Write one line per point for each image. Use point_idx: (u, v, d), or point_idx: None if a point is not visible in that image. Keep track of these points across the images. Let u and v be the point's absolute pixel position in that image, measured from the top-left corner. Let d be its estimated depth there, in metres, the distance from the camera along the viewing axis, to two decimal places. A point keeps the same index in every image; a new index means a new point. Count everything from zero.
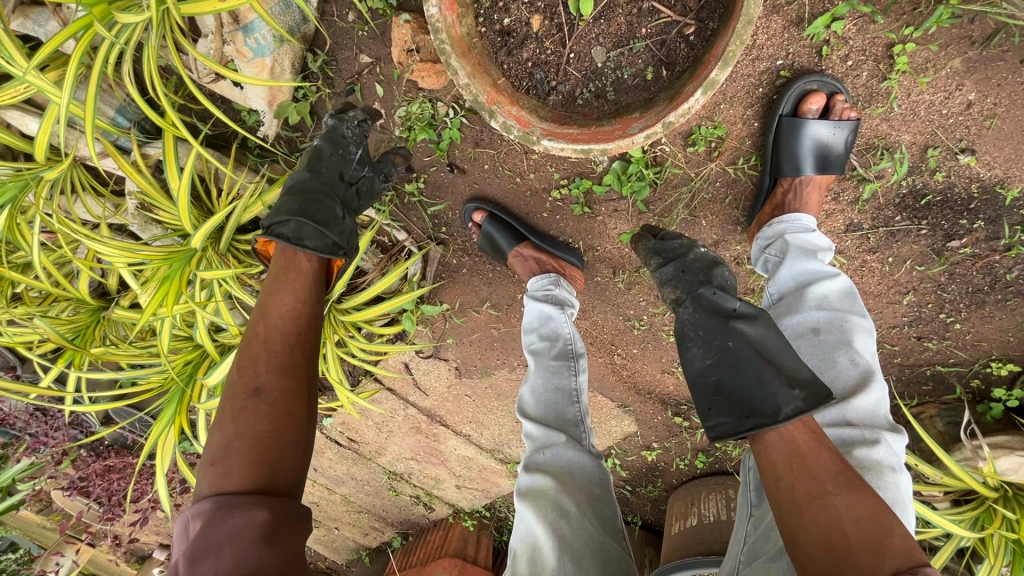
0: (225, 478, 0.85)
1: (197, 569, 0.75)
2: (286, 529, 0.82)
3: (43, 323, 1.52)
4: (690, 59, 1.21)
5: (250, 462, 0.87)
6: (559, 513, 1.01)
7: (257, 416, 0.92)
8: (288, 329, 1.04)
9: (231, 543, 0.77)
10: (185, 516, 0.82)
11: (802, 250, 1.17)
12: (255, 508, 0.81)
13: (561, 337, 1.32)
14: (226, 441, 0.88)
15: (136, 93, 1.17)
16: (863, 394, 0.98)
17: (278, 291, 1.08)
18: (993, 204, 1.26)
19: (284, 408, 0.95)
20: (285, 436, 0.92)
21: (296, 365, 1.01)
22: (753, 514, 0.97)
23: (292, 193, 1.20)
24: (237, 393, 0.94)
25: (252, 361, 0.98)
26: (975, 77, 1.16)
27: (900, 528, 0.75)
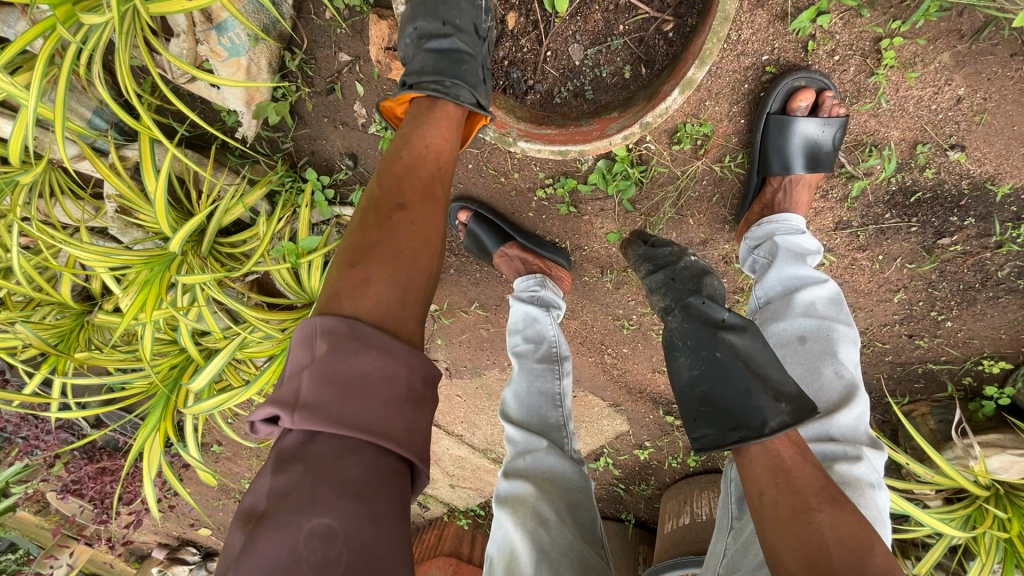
0: (366, 286, 0.77)
1: (319, 399, 0.66)
2: (423, 394, 0.74)
3: (24, 329, 1.48)
4: (669, 56, 1.19)
5: (391, 279, 0.79)
6: (537, 521, 0.99)
7: (402, 229, 0.84)
8: (433, 158, 0.96)
9: (360, 388, 0.68)
10: (313, 327, 0.71)
11: (790, 253, 1.14)
12: (388, 359, 0.71)
13: (546, 339, 1.30)
14: (368, 248, 0.81)
15: (109, 95, 1.13)
16: (847, 410, 0.96)
17: (425, 120, 1.00)
18: (984, 201, 1.24)
19: (426, 235, 0.86)
20: (423, 264, 0.84)
21: (437, 198, 0.92)
22: (734, 527, 0.95)
23: (432, 50, 1.08)
24: (383, 201, 0.87)
25: (399, 176, 0.91)
26: (964, 72, 1.14)
27: (882, 547, 0.73)
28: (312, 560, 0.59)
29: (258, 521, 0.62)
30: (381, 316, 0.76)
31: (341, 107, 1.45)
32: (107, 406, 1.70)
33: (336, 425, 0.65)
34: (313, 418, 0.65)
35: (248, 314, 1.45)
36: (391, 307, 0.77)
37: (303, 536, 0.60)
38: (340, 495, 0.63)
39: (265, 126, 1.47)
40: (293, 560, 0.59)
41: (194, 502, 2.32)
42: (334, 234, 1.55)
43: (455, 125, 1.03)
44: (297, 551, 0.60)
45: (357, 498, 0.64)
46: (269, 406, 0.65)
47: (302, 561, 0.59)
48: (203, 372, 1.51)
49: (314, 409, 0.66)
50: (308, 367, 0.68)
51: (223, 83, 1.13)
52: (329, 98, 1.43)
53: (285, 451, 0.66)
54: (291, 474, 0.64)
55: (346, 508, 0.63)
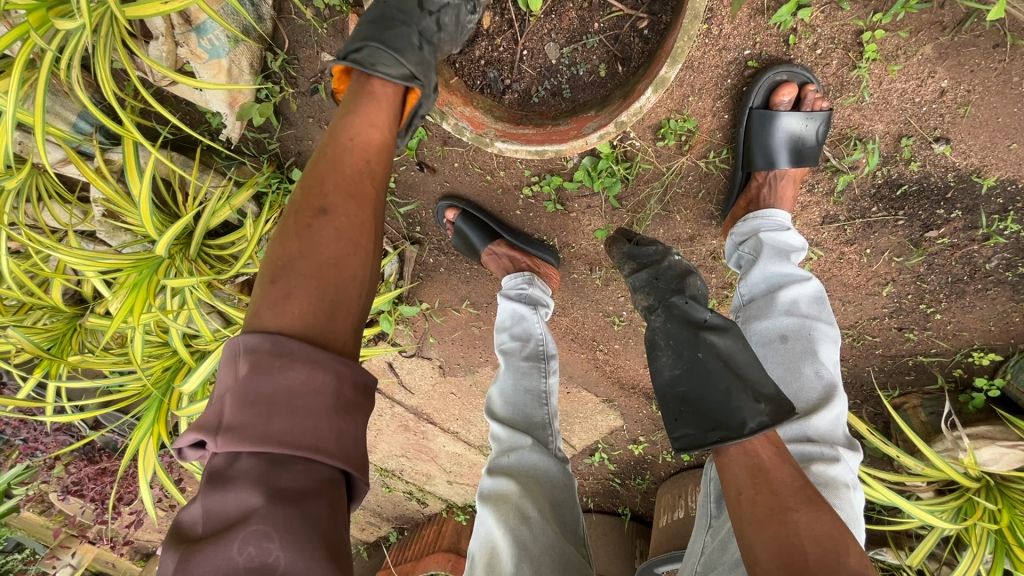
0: (286, 299, 0.73)
1: (240, 421, 0.64)
2: (355, 402, 0.71)
3: (15, 333, 1.47)
4: (645, 53, 1.18)
5: (315, 288, 0.75)
6: (520, 519, 0.99)
7: (326, 235, 0.80)
8: (361, 146, 0.91)
9: (284, 403, 0.65)
10: (233, 347, 0.68)
11: (775, 250, 1.14)
12: (314, 370, 0.68)
13: (534, 337, 1.30)
14: (290, 258, 0.77)
15: (89, 99, 1.12)
16: (824, 411, 0.97)
17: (351, 110, 0.94)
18: (970, 193, 1.23)
19: (350, 237, 0.82)
20: (351, 271, 0.80)
21: (367, 193, 0.88)
22: (711, 525, 0.95)
23: (369, 20, 1.05)
24: (305, 205, 0.82)
25: (322, 175, 0.86)
26: (947, 64, 1.13)
27: (855, 547, 0.75)
28: (249, 568, 0.58)
29: (192, 541, 0.60)
30: (309, 328, 0.72)
31: (325, 107, 1.44)
32: (102, 409, 1.70)
33: (259, 442, 0.63)
34: (235, 438, 0.63)
35: (235, 315, 1.45)
36: (319, 317, 0.74)
37: (237, 547, 0.59)
38: (272, 503, 0.61)
39: (250, 127, 1.47)
40: (228, 574, 0.57)
41: None
42: None
43: (386, 109, 0.97)
44: (232, 562, 0.58)
45: (292, 504, 0.62)
46: (193, 432, 0.64)
47: (238, 572, 0.57)
48: (196, 374, 1.52)
49: (236, 430, 0.63)
50: (230, 389, 0.66)
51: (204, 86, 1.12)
52: (313, 98, 1.42)
53: (213, 473, 0.64)
54: (220, 488, 0.62)
55: (281, 514, 0.61)
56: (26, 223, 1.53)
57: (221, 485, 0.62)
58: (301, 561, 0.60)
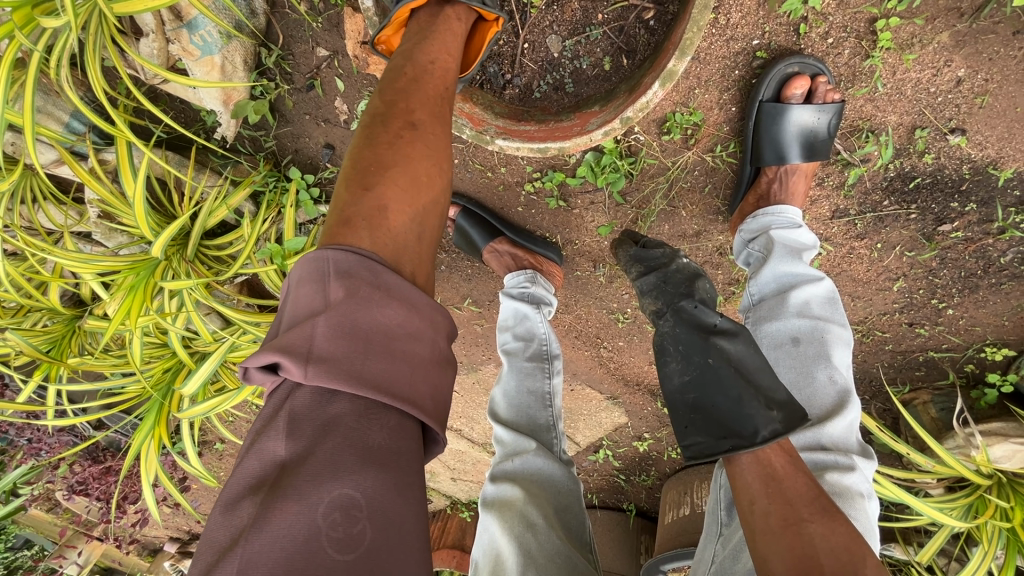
0: (382, 215, 0.74)
1: (335, 353, 0.63)
2: (440, 356, 0.72)
3: (13, 337, 1.44)
4: (651, 46, 1.15)
5: (407, 212, 0.77)
6: (525, 526, 0.97)
7: (417, 152, 0.81)
8: (440, 71, 0.93)
9: (383, 342, 0.66)
10: (327, 267, 0.67)
11: (786, 248, 1.11)
12: (410, 317, 0.69)
13: (536, 337, 1.27)
14: (384, 173, 0.78)
15: (78, 99, 1.08)
16: (838, 419, 0.94)
17: (430, 38, 0.96)
18: (986, 185, 1.20)
19: (436, 161, 0.84)
20: (435, 194, 0.82)
21: (445, 122, 0.89)
22: (722, 533, 0.94)
23: None
24: (394, 119, 0.83)
25: (403, 94, 0.87)
26: (965, 52, 1.09)
27: (872, 558, 0.74)
28: (332, 533, 0.56)
29: (273, 488, 0.58)
30: (400, 250, 0.74)
31: (322, 104, 1.41)
32: (104, 412, 1.68)
33: (356, 380, 0.62)
34: (328, 370, 0.61)
35: (233, 316, 1.42)
36: (408, 243, 0.76)
37: (323, 509, 0.57)
38: (363, 464, 0.61)
39: (245, 124, 1.44)
40: (311, 536, 0.55)
41: (199, 500, 2.32)
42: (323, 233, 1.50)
43: (457, 40, 1.00)
44: (315, 524, 0.56)
45: (381, 468, 0.62)
46: (280, 355, 0.61)
47: (321, 535, 0.56)
48: (195, 376, 1.49)
49: (330, 361, 0.62)
50: (323, 316, 0.64)
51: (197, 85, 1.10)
52: (309, 94, 1.39)
53: (296, 413, 0.62)
54: (310, 436, 0.61)
55: (371, 480, 0.60)
56: (22, 225, 1.51)
57: (312, 433, 0.61)
58: (384, 533, 0.59)
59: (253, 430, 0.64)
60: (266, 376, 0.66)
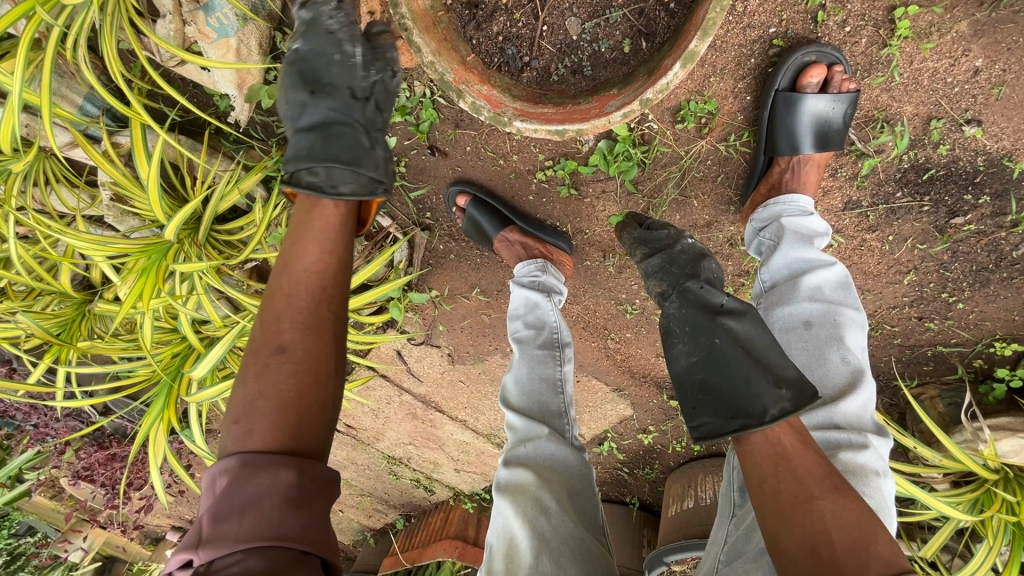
0: (247, 439, 0.74)
1: (217, 531, 0.65)
2: (312, 494, 0.71)
3: (24, 318, 1.44)
4: (670, 28, 1.15)
5: (275, 426, 0.75)
6: (538, 510, 0.98)
7: (284, 372, 0.79)
8: (318, 269, 0.89)
9: (257, 504, 0.67)
10: (208, 473, 0.71)
11: (796, 235, 1.12)
12: (284, 469, 0.70)
13: (547, 325, 1.28)
14: (249, 399, 0.77)
15: (96, 80, 1.11)
16: (851, 397, 0.95)
17: (306, 231, 0.92)
18: (1000, 177, 1.19)
19: (312, 368, 0.81)
20: (315, 398, 0.79)
21: (326, 319, 0.86)
22: (735, 514, 0.96)
23: (308, 130, 1.02)
24: (264, 340, 0.82)
25: (276, 310, 0.85)
26: (983, 42, 1.09)
27: (885, 535, 0.75)
28: None
29: None
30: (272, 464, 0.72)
31: None
32: (113, 395, 1.68)
33: (237, 542, 0.64)
34: (216, 546, 0.64)
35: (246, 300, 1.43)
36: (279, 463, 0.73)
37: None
38: None
39: (258, 109, 1.44)
40: None
41: None
42: None
43: (339, 222, 0.95)
44: None
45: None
46: (180, 551, 0.65)
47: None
48: (205, 360, 1.49)
49: (215, 539, 0.64)
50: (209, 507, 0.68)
51: (211, 65, 1.12)
52: None
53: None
54: None
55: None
56: (34, 207, 1.51)
57: None
58: None
59: None
60: None
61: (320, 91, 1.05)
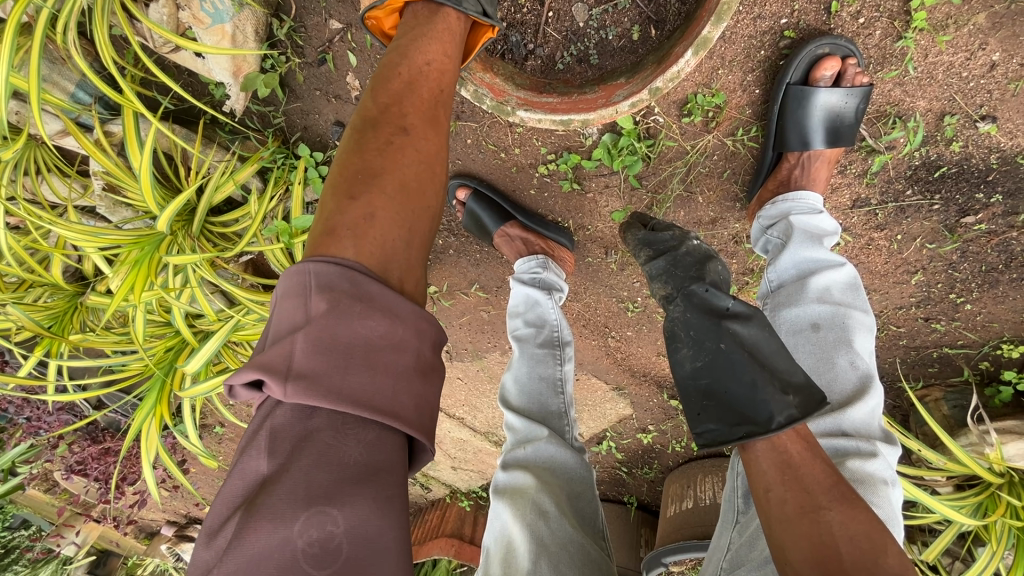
0: (368, 222, 0.74)
1: (315, 368, 0.63)
2: (425, 363, 0.72)
3: (13, 310, 1.41)
4: (680, 16, 1.12)
5: (397, 211, 0.77)
6: (538, 514, 0.96)
7: (407, 158, 0.82)
8: (434, 73, 0.92)
9: (365, 357, 0.66)
10: (310, 286, 0.66)
11: (806, 234, 1.09)
12: (395, 327, 0.69)
13: (548, 323, 1.25)
14: (371, 176, 0.78)
15: (86, 66, 1.07)
16: (860, 404, 0.93)
17: (422, 34, 0.94)
18: (1013, 176, 1.17)
19: (428, 163, 0.84)
20: (427, 198, 0.83)
21: (439, 120, 0.89)
22: (738, 521, 0.94)
23: None
24: (385, 123, 0.84)
25: (397, 97, 0.87)
26: (1000, 35, 1.07)
27: (895, 546, 0.73)
28: (309, 547, 0.58)
29: (251, 505, 0.60)
30: (387, 258, 0.74)
31: (334, 79, 1.39)
32: (106, 389, 1.65)
33: (340, 397, 0.63)
34: (309, 385, 0.62)
35: (239, 294, 1.40)
36: (396, 252, 0.75)
37: (301, 517, 0.59)
38: (339, 482, 0.62)
39: (255, 99, 1.41)
40: (288, 551, 0.57)
41: (198, 482, 2.29)
42: None
43: (455, 38, 0.98)
44: (291, 540, 0.58)
45: (362, 483, 0.63)
46: (261, 371, 0.62)
47: (298, 549, 0.57)
48: (198, 355, 1.46)
49: (311, 377, 0.62)
50: (302, 331, 0.64)
51: (206, 50, 1.08)
52: (321, 69, 1.37)
53: (279, 428, 0.63)
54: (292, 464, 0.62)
55: (350, 496, 0.62)
56: (25, 197, 1.48)
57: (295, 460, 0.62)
58: (361, 549, 0.61)
59: (240, 441, 0.66)
60: (251, 393, 0.66)
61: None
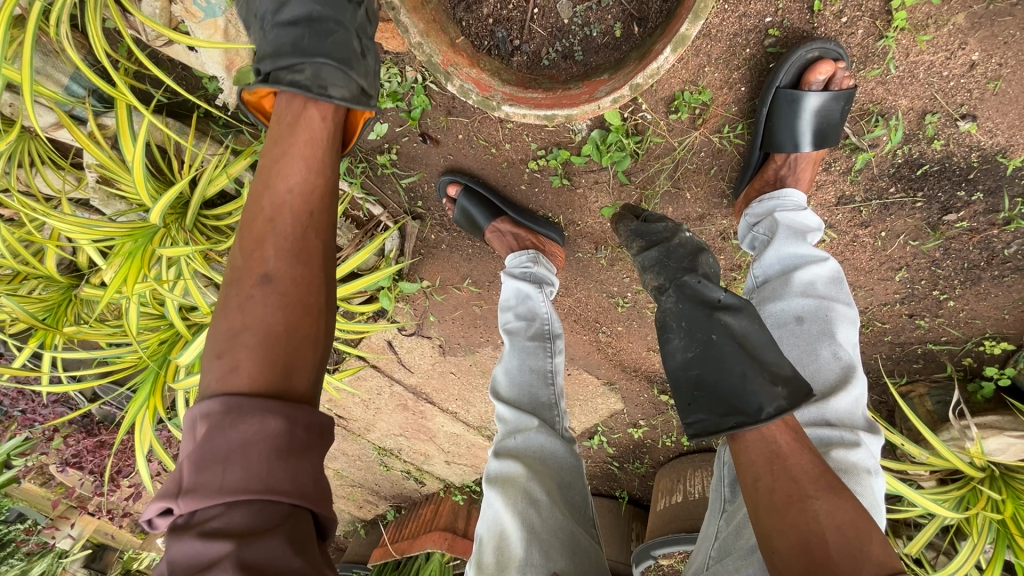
0: (234, 374, 0.69)
1: (199, 479, 0.62)
2: (303, 442, 0.67)
3: (7, 302, 1.42)
4: (663, 13, 1.14)
5: (261, 358, 0.70)
6: (528, 502, 0.97)
7: (267, 301, 0.74)
8: (300, 196, 0.84)
9: (241, 453, 0.63)
10: (190, 415, 0.66)
11: (791, 230, 1.11)
12: (270, 416, 0.66)
13: (539, 317, 1.27)
14: (231, 331, 0.72)
15: (81, 60, 1.08)
16: (842, 394, 0.95)
17: (285, 158, 0.87)
18: (994, 174, 1.19)
19: (300, 296, 0.77)
20: (304, 328, 0.75)
21: (311, 245, 0.81)
22: (726, 509, 0.96)
23: (289, 25, 0.99)
24: (244, 275, 0.77)
25: (259, 239, 0.80)
26: (980, 35, 1.08)
27: (879, 535, 0.74)
28: None
29: None
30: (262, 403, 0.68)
31: None
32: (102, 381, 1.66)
33: (221, 494, 0.61)
34: (197, 495, 0.61)
35: None
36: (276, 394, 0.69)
37: None
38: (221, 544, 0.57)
39: None
40: None
41: None
42: None
43: (326, 140, 0.91)
44: None
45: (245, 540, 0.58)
46: (158, 499, 0.62)
47: None
48: (191, 347, 1.46)
49: (196, 489, 0.61)
50: (190, 452, 0.65)
51: (197, 44, 1.08)
52: None
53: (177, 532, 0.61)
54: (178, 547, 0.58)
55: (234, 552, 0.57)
56: (19, 189, 1.48)
57: (179, 542, 0.58)
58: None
59: None
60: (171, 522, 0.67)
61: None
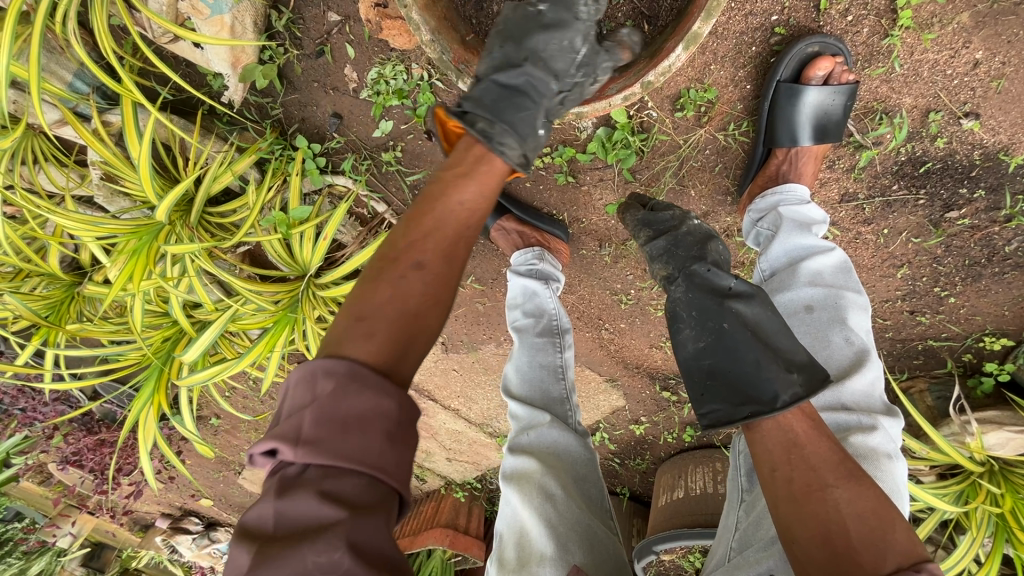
0: (363, 342, 0.68)
1: (320, 436, 0.60)
2: (407, 432, 0.65)
3: (11, 299, 1.41)
4: (673, 12, 1.15)
5: (388, 339, 0.69)
6: (544, 498, 0.99)
7: (411, 291, 0.73)
8: (467, 213, 0.81)
9: (360, 424, 0.61)
10: (313, 367, 0.64)
11: (795, 223, 1.13)
12: (387, 397, 0.64)
13: (546, 313, 1.28)
14: (373, 306, 0.71)
15: (86, 56, 1.08)
16: (857, 376, 0.96)
17: (461, 175, 0.83)
18: (996, 172, 1.20)
19: (434, 297, 0.75)
20: (426, 324, 0.74)
21: (458, 256, 0.79)
22: (744, 500, 0.98)
23: (499, 83, 0.92)
24: (401, 257, 0.76)
25: (423, 234, 0.78)
26: (983, 34, 1.10)
27: (903, 522, 0.75)
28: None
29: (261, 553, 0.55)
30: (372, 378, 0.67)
31: (332, 71, 1.40)
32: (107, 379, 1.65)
33: (336, 459, 0.59)
34: (315, 453, 0.59)
35: (239, 285, 1.40)
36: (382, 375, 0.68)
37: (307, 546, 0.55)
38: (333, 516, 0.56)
39: (252, 90, 1.42)
40: None
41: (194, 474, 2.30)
42: (327, 204, 1.48)
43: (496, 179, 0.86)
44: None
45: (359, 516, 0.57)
46: (271, 440, 0.60)
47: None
48: (197, 344, 1.45)
49: (315, 445, 0.59)
50: (310, 404, 0.62)
51: (205, 41, 1.08)
52: (319, 61, 1.38)
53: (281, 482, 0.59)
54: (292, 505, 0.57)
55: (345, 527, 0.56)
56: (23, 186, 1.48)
57: (296, 500, 0.57)
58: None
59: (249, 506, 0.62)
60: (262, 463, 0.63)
61: (588, 63, 1.01)
